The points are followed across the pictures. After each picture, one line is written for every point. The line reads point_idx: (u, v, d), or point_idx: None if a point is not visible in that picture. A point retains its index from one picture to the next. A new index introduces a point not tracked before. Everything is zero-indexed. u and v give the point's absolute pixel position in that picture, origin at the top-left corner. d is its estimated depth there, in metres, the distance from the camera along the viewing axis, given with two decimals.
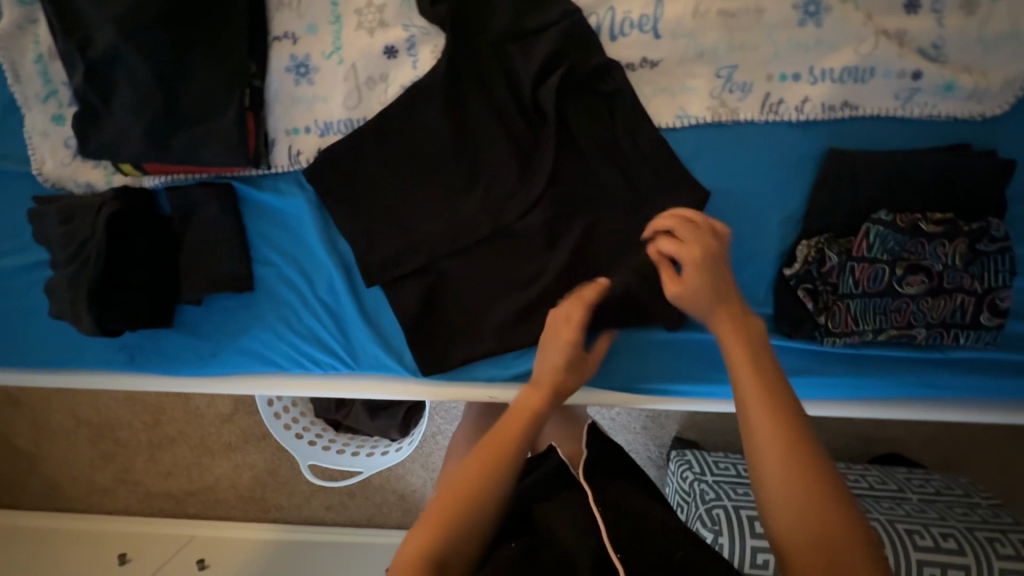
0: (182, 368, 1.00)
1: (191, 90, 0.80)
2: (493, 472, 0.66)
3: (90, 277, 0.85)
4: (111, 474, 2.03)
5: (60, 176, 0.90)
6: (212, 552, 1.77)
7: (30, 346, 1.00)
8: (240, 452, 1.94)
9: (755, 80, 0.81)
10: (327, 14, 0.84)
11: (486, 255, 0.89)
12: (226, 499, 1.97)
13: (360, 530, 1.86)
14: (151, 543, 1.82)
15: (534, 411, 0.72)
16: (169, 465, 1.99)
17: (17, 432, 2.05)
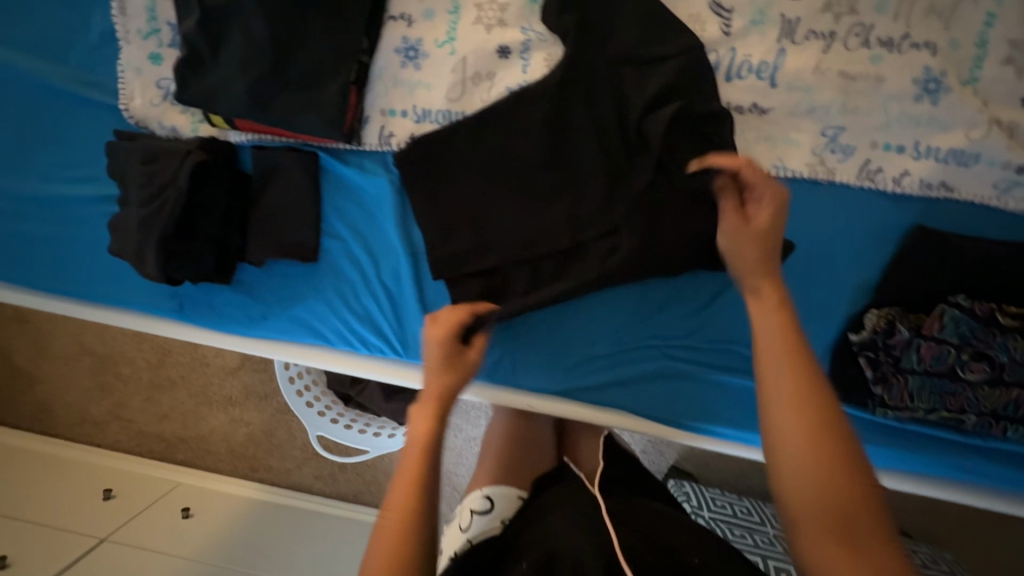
0: (230, 325, 1.00)
1: (301, 55, 0.79)
2: (410, 545, 0.56)
3: (164, 225, 0.84)
4: (105, 407, 2.01)
5: (146, 116, 0.89)
6: (196, 503, 1.75)
7: (79, 278, 0.99)
8: (239, 407, 1.92)
9: (858, 144, 0.82)
10: (446, 3, 0.83)
11: (558, 268, 0.89)
12: (216, 452, 1.96)
13: (343, 504, 1.85)
14: (135, 484, 1.80)
15: (429, 434, 0.63)
16: (165, 408, 1.98)
17: (18, 348, 2.03)
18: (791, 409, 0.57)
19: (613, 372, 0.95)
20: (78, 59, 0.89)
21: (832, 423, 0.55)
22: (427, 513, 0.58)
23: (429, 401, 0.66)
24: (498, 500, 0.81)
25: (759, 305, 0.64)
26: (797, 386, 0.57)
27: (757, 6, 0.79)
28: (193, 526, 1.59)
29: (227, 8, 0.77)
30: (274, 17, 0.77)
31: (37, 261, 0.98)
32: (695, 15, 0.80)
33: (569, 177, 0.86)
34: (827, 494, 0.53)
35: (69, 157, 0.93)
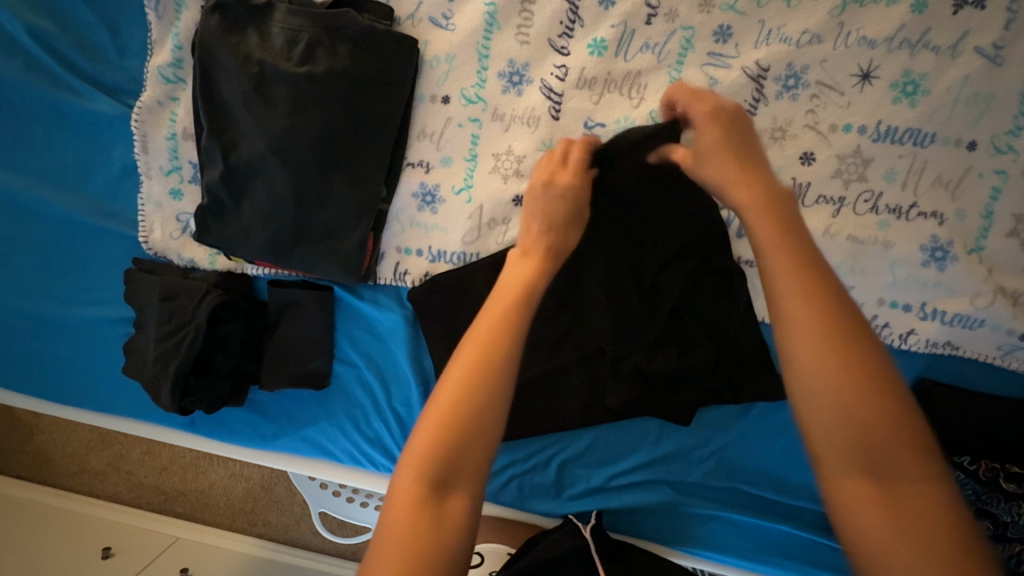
0: (242, 441, 1.02)
1: (321, 209, 0.81)
2: (477, 392, 0.47)
3: (181, 364, 0.86)
4: (105, 458, 2.01)
5: (165, 248, 0.90)
6: (195, 561, 1.76)
7: (93, 393, 1.00)
8: (240, 463, 1.93)
9: (866, 301, 0.83)
10: (464, 151, 0.85)
11: (567, 409, 0.93)
12: (216, 505, 1.96)
13: (343, 564, 1.86)
14: (135, 539, 1.81)
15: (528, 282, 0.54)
16: (165, 461, 1.98)
17: None
18: (807, 328, 0.44)
19: (619, 500, 0.95)
20: (99, 188, 0.90)
21: (853, 346, 0.43)
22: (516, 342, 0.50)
23: (543, 256, 0.58)
24: (488, 554, 0.96)
25: (763, 228, 0.49)
26: (832, 345, 0.43)
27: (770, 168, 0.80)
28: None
29: (251, 165, 0.79)
30: (297, 177, 0.79)
31: (51, 374, 1.00)
32: None
33: (585, 324, 0.90)
34: (850, 429, 0.42)
35: (86, 279, 0.94)
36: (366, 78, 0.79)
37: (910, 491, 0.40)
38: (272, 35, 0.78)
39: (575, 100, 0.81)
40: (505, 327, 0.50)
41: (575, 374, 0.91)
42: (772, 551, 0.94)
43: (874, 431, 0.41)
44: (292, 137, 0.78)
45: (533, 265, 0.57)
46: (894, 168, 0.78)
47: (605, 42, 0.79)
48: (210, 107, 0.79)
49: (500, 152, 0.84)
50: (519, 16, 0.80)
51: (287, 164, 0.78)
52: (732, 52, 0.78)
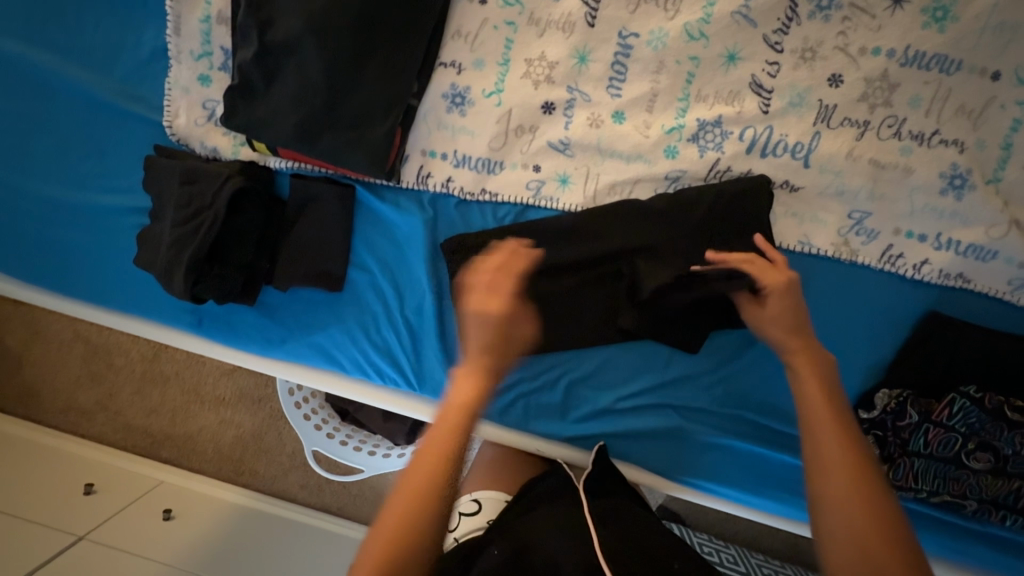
0: (249, 346, 1.00)
1: (352, 97, 0.81)
2: (445, 447, 0.61)
3: (197, 247, 0.85)
4: (93, 397, 2.00)
5: (189, 135, 0.90)
6: (180, 503, 1.74)
7: (101, 285, 0.99)
8: (230, 409, 1.92)
9: (882, 229, 0.85)
10: (497, 55, 0.85)
11: (582, 326, 0.93)
12: (204, 452, 1.95)
13: (326, 517, 1.84)
14: (119, 479, 1.79)
15: (487, 371, 0.64)
16: (155, 403, 1.97)
17: (10, 330, 2.02)
18: (835, 457, 0.61)
19: (624, 424, 0.95)
20: (127, 71, 0.90)
21: (865, 450, 0.61)
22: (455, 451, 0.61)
23: (482, 364, 0.64)
24: (485, 502, 0.87)
25: (807, 376, 0.67)
26: (857, 454, 0.61)
27: (797, 89, 0.82)
28: (175, 530, 1.58)
29: (286, 47, 0.79)
30: (331, 61, 0.79)
31: (60, 263, 0.99)
32: (735, 92, 0.83)
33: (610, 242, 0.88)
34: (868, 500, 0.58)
35: (105, 165, 0.94)
36: None
37: None
38: None
39: (611, 8, 0.82)
40: (440, 452, 0.61)
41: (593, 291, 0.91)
42: (773, 483, 0.94)
43: (879, 527, 0.56)
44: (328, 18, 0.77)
45: (476, 382, 0.63)
46: (919, 95, 0.80)
47: None
48: None
49: (533, 58, 0.85)
50: None
51: (323, 48, 0.78)
52: None
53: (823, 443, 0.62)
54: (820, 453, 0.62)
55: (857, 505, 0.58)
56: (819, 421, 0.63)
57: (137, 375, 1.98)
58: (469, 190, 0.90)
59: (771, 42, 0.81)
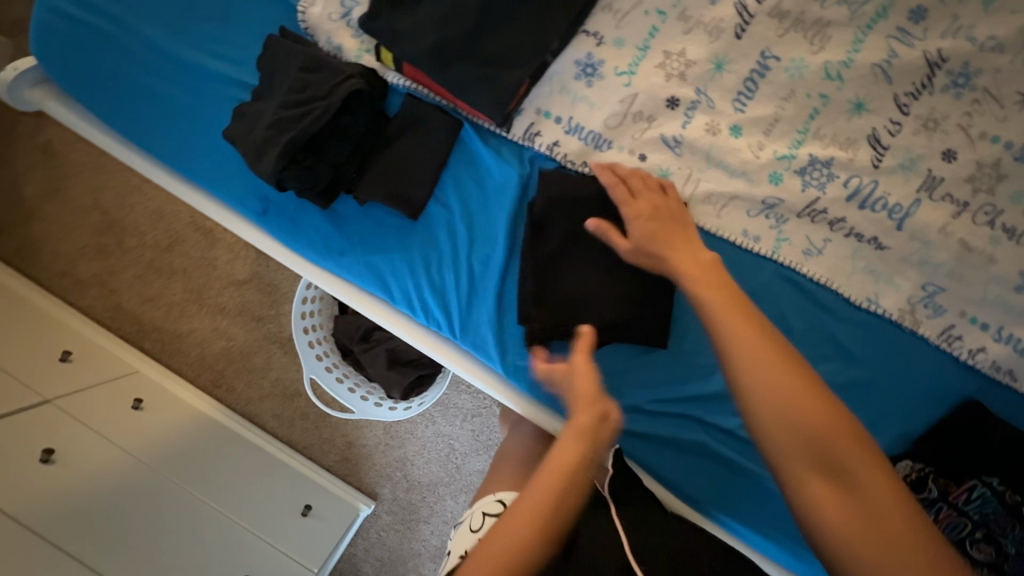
0: (305, 249, 0.99)
1: (495, 36, 0.83)
2: (558, 518, 0.62)
3: (299, 132, 0.84)
4: (93, 270, 1.98)
5: (319, 27, 0.90)
6: (149, 398, 1.69)
7: (183, 148, 0.99)
8: (227, 319, 1.92)
9: (950, 308, 0.87)
10: (639, 39, 0.87)
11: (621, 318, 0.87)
12: (187, 354, 1.93)
13: (290, 451, 1.82)
14: (95, 358, 1.74)
15: (588, 430, 0.64)
16: (154, 293, 1.96)
17: (32, 181, 2.01)
18: (758, 352, 0.59)
19: (650, 426, 0.95)
20: None
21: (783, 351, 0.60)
22: (560, 514, 0.62)
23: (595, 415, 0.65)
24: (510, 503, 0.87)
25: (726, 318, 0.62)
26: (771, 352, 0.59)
27: (911, 154, 0.84)
28: (143, 423, 1.52)
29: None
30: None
31: (149, 116, 0.99)
32: (852, 140, 0.85)
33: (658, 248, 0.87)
34: (795, 420, 0.56)
35: (225, 33, 0.94)
36: None
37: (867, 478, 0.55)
38: None
39: (762, 26, 0.84)
40: (559, 508, 0.62)
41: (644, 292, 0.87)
42: (781, 527, 0.92)
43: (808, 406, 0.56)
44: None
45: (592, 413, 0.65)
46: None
47: None
48: None
49: (672, 51, 0.86)
50: None
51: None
52: (918, 34, 0.82)
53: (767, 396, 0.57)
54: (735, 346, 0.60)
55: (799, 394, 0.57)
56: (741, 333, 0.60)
57: (145, 261, 1.97)
58: (571, 159, 0.91)
59: (900, 102, 0.84)
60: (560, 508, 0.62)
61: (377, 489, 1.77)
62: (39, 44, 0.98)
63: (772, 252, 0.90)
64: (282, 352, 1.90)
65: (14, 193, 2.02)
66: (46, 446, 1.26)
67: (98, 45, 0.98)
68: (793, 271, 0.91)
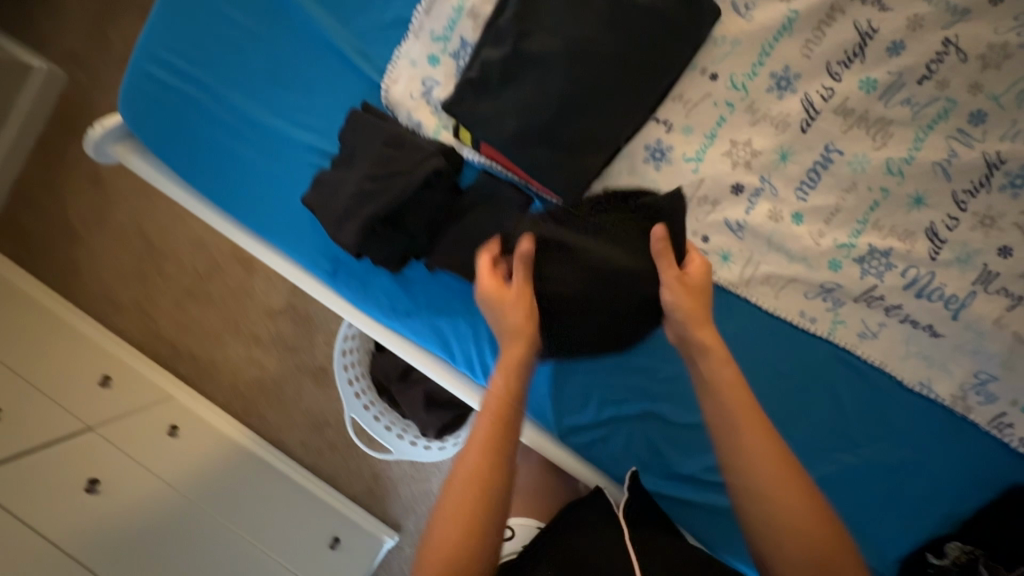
0: (373, 309, 1.03)
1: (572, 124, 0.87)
2: (482, 454, 0.75)
3: (382, 207, 0.89)
4: (130, 293, 2.01)
5: (400, 103, 0.95)
6: (184, 424, 1.72)
7: (260, 209, 1.03)
8: (261, 348, 1.93)
9: (1002, 397, 0.90)
10: (706, 128, 0.91)
11: (619, 318, 0.85)
12: (220, 381, 1.94)
13: (316, 480, 1.81)
14: (133, 382, 1.77)
15: (509, 392, 0.82)
16: (190, 318, 1.98)
17: (71, 201, 2.02)
18: (755, 417, 0.75)
19: (695, 492, 0.99)
20: (364, 30, 0.96)
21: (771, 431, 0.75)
22: (490, 459, 0.74)
23: (507, 363, 0.82)
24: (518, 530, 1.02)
25: (729, 374, 0.78)
26: (769, 433, 0.74)
27: (967, 248, 0.88)
28: (184, 447, 1.57)
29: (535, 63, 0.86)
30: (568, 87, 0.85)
31: (228, 177, 1.03)
32: (910, 232, 0.89)
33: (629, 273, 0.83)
34: (786, 504, 0.70)
35: (309, 102, 0.98)
36: (663, 30, 0.86)
37: (843, 562, 0.69)
38: None
39: (828, 122, 0.88)
40: (487, 449, 0.75)
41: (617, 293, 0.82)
42: None
43: (788, 484, 0.70)
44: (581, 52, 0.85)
45: (505, 366, 0.82)
46: None
47: (877, 82, 0.86)
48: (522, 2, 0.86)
49: (739, 141, 0.91)
50: (813, 32, 0.87)
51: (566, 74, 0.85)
52: (978, 136, 0.86)
53: (750, 447, 0.73)
54: (735, 415, 0.75)
55: (781, 473, 0.71)
56: (735, 393, 0.76)
57: (182, 285, 1.99)
58: None
59: (959, 199, 0.87)
60: (501, 447, 0.76)
61: (401, 524, 1.76)
62: (130, 109, 1.03)
63: (828, 332, 0.93)
64: (314, 384, 1.88)
65: (56, 212, 2.03)
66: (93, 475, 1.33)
67: (184, 108, 1.02)
68: (848, 352, 0.94)
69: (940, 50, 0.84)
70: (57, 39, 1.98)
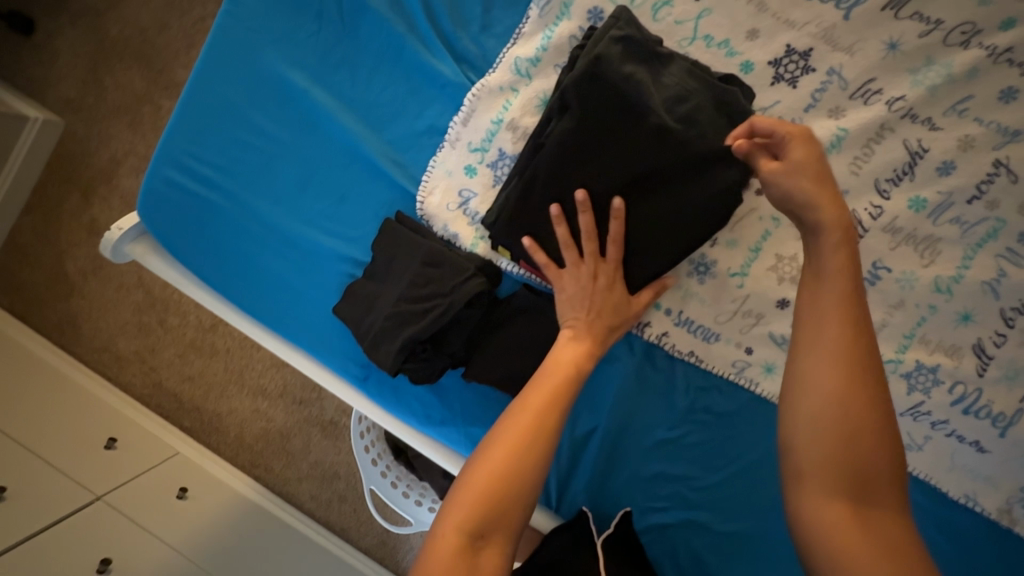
0: (405, 416, 1.00)
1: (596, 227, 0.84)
2: (533, 445, 0.68)
3: (421, 329, 0.87)
4: (114, 329, 1.78)
5: (436, 215, 0.93)
6: (193, 487, 1.57)
7: (286, 315, 1.00)
8: (268, 401, 1.74)
9: None
10: (751, 241, 0.90)
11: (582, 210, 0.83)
12: (225, 432, 1.76)
13: (332, 537, 1.70)
14: (140, 449, 1.57)
15: (573, 367, 0.76)
16: (183, 363, 1.77)
17: (37, 230, 1.77)
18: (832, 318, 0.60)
19: None
20: (397, 137, 0.96)
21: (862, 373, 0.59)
22: (542, 446, 0.69)
23: (586, 345, 0.79)
24: None
25: (836, 257, 0.62)
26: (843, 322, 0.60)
27: (1015, 365, 0.86)
28: (192, 515, 1.49)
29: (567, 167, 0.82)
30: (599, 191, 0.82)
31: (253, 282, 1.00)
32: (956, 347, 0.88)
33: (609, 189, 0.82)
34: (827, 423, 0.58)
35: (340, 211, 0.97)
36: (717, 151, 0.80)
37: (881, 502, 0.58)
38: (665, 84, 0.81)
39: (875, 240, 0.87)
40: (544, 435, 0.69)
41: (693, 161, 0.80)
42: None
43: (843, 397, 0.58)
44: (615, 157, 0.81)
45: (576, 352, 0.78)
46: None
47: (926, 202, 0.85)
48: (579, 118, 0.81)
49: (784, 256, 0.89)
50: (861, 149, 0.85)
51: (596, 179, 0.82)
52: None
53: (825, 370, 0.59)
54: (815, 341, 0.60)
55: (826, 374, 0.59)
56: (816, 318, 0.61)
57: (178, 333, 1.77)
58: (680, 349, 0.94)
59: (1006, 315, 0.86)
60: (545, 444, 0.69)
61: None
62: (147, 210, 0.98)
63: None
64: (323, 435, 1.72)
65: (36, 250, 1.78)
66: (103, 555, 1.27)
67: (210, 216, 0.99)
68: None
69: (991, 171, 0.83)
70: (27, 64, 1.75)
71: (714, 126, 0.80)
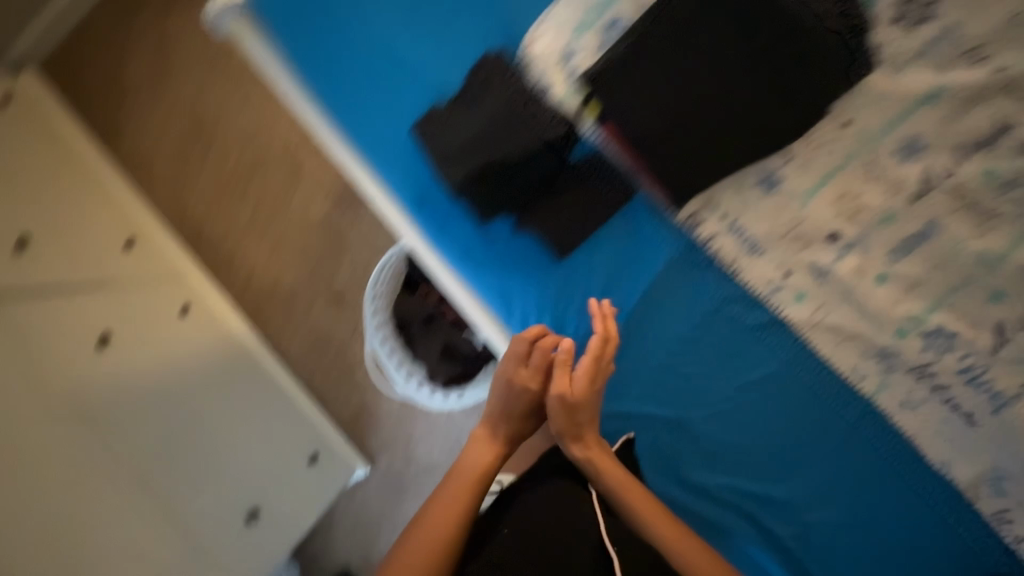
0: (446, 250, 1.06)
1: (677, 111, 0.89)
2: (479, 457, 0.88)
3: (492, 158, 0.92)
4: (158, 144, 1.80)
5: (536, 61, 0.95)
6: (199, 302, 1.53)
7: (363, 125, 1.05)
8: (288, 251, 1.77)
9: (1013, 496, 0.93)
10: (822, 170, 0.92)
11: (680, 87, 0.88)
12: (238, 271, 1.79)
13: (311, 396, 1.73)
14: (157, 255, 1.53)
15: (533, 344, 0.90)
16: (216, 194, 1.79)
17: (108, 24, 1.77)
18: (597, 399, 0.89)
19: (703, 507, 1.03)
20: None
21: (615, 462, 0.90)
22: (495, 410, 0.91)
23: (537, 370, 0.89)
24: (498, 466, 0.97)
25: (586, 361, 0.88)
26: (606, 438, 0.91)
27: None
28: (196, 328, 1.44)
29: (539, 363, 0.89)
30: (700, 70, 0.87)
31: (341, 84, 1.04)
32: (980, 324, 0.91)
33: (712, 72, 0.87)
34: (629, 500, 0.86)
35: (443, 34, 0.99)
36: (822, 65, 0.86)
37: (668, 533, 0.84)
38: None
39: (938, 200, 0.89)
40: (488, 459, 0.88)
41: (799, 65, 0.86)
42: None
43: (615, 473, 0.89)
44: (728, 40, 0.86)
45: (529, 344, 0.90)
46: None
47: (999, 177, 0.86)
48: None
49: (847, 193, 0.93)
50: (954, 110, 0.87)
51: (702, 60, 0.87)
52: None
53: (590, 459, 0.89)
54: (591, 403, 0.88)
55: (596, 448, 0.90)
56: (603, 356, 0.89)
57: (217, 163, 1.78)
58: (725, 255, 0.97)
59: None
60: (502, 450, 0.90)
61: (377, 455, 1.73)
62: None
63: (872, 393, 0.97)
64: (327, 302, 1.76)
65: (102, 42, 1.77)
66: (103, 329, 1.24)
67: (318, 8, 1.02)
68: (883, 416, 0.98)
69: None
70: None
71: (830, 39, 0.84)
